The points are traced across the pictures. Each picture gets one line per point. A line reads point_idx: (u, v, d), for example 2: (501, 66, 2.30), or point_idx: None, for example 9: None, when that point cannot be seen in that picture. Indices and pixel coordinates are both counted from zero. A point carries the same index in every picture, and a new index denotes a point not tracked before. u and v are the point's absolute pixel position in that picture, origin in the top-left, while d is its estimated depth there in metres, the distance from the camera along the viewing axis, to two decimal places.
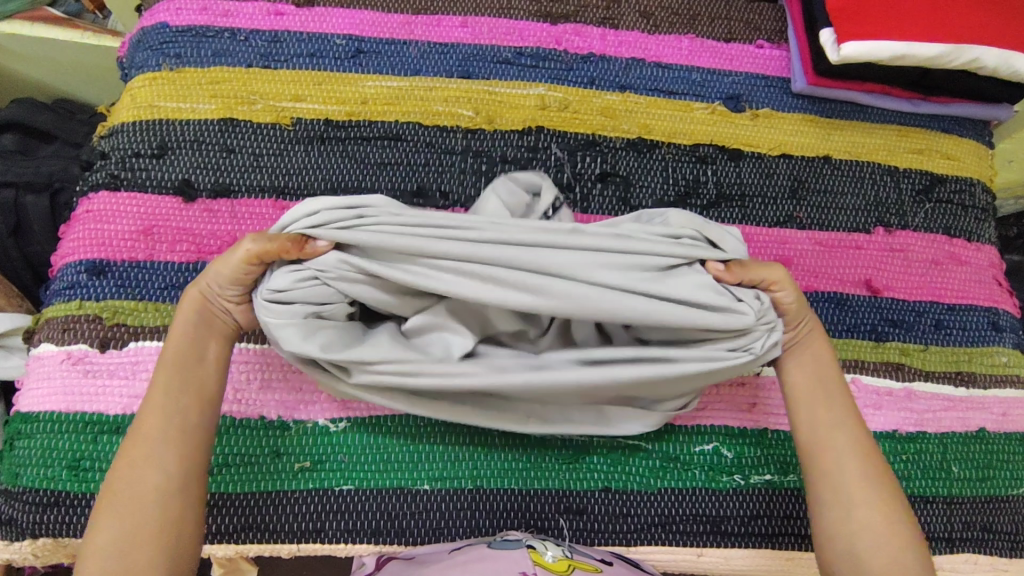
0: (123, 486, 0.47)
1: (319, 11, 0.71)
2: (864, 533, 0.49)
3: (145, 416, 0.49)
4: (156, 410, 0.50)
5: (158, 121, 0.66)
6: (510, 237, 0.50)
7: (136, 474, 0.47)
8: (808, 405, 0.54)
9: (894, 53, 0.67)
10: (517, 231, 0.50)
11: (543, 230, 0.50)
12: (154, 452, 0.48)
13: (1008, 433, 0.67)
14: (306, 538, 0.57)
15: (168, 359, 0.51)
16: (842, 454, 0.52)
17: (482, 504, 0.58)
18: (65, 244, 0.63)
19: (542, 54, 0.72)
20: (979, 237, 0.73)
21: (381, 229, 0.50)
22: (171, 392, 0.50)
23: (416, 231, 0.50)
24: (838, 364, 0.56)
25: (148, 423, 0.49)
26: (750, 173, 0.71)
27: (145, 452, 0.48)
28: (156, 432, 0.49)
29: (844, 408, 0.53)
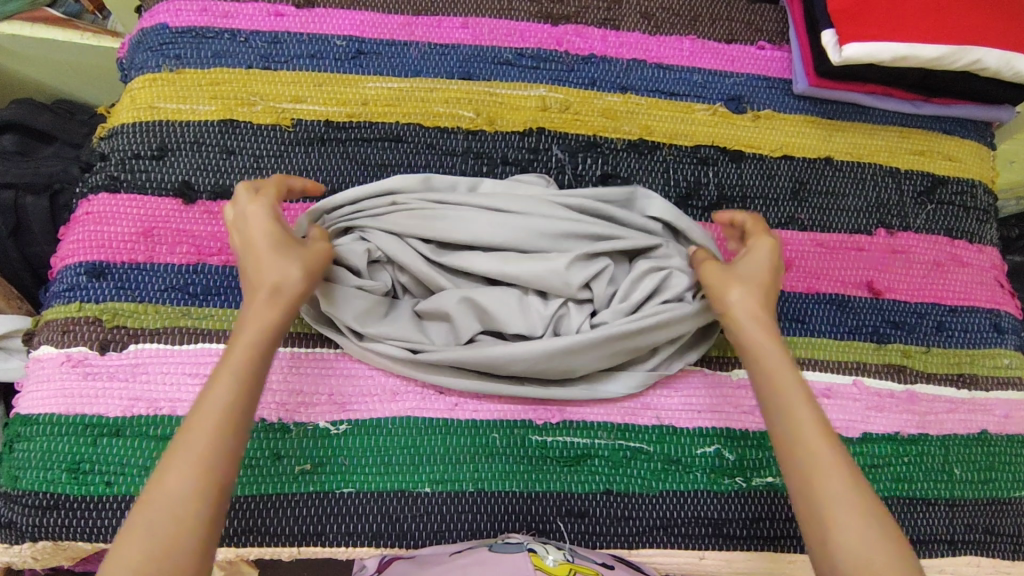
0: (161, 500, 0.42)
1: (319, 12, 0.71)
2: (859, 555, 0.43)
3: (197, 423, 0.45)
4: (213, 421, 0.45)
5: (158, 122, 0.66)
6: (524, 209, 0.62)
7: (179, 487, 0.43)
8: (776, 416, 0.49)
9: (897, 54, 0.67)
10: (531, 206, 0.62)
11: (553, 206, 0.62)
12: (204, 467, 0.44)
13: (1011, 435, 0.67)
14: (306, 540, 0.57)
15: (234, 363, 0.48)
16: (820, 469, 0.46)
17: (483, 507, 0.58)
18: (64, 246, 0.63)
19: (543, 56, 0.72)
20: (980, 238, 0.73)
21: (422, 205, 0.62)
22: (234, 400, 0.46)
23: (449, 207, 0.62)
24: (798, 369, 0.51)
25: (198, 432, 0.45)
26: (752, 174, 0.71)
27: (190, 463, 0.44)
28: (209, 444, 0.44)
29: (814, 413, 0.48)
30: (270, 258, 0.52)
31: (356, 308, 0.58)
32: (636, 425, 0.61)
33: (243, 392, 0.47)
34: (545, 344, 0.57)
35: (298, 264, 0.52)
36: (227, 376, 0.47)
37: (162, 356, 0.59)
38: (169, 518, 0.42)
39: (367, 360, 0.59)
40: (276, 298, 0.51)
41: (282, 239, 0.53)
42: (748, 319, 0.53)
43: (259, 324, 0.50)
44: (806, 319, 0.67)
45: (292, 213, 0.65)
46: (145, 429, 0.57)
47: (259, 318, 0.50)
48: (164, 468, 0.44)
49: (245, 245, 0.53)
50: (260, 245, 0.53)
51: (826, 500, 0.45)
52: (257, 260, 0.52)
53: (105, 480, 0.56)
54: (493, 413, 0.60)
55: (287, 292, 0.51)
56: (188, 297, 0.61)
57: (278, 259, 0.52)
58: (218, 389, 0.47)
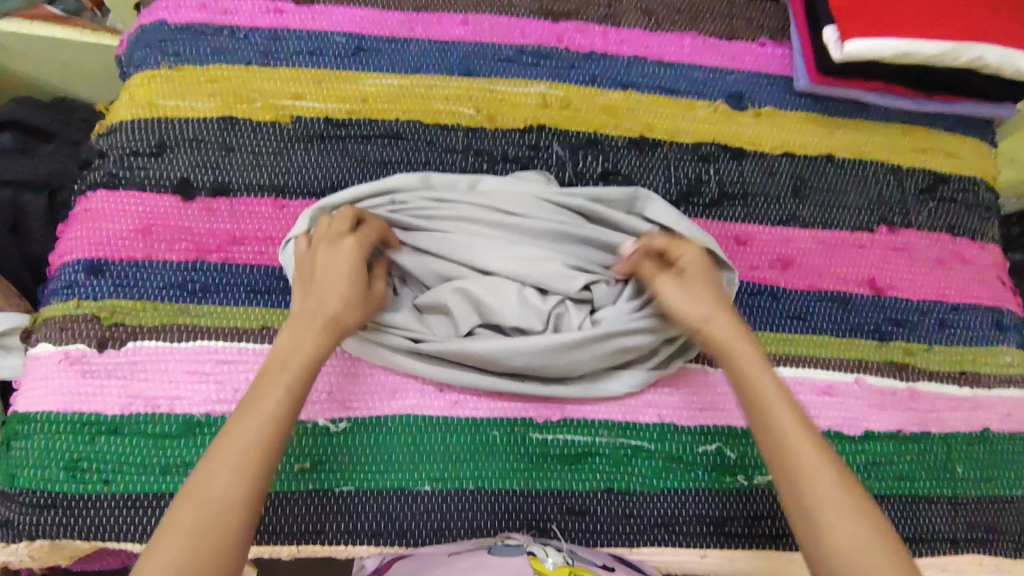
0: (203, 505, 0.43)
1: (318, 9, 0.71)
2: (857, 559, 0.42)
3: (244, 432, 0.46)
4: (260, 433, 0.46)
5: (157, 119, 0.66)
6: (522, 211, 0.62)
7: (220, 496, 0.43)
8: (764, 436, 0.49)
9: (898, 51, 0.67)
10: (530, 209, 0.62)
11: (551, 210, 0.63)
12: (248, 481, 0.44)
13: (1014, 433, 0.67)
14: (306, 539, 0.56)
15: (286, 380, 0.49)
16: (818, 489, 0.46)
17: (484, 505, 0.57)
18: (62, 243, 0.63)
19: (543, 52, 0.72)
20: (982, 235, 0.73)
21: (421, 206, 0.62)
22: (280, 417, 0.47)
23: (446, 209, 0.62)
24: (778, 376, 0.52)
25: (244, 443, 0.46)
26: (753, 171, 0.70)
27: (234, 475, 0.44)
28: (256, 459, 0.45)
29: (803, 425, 0.49)
30: (342, 295, 0.53)
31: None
32: (637, 423, 0.61)
33: (289, 412, 0.48)
34: (543, 339, 0.57)
35: (362, 311, 0.55)
36: (278, 391, 0.48)
37: (160, 354, 0.59)
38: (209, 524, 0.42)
39: (367, 354, 0.59)
40: (333, 332, 0.53)
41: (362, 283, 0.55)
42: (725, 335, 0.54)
43: (312, 350, 0.51)
44: (808, 316, 0.67)
45: (291, 209, 0.65)
46: (143, 427, 0.57)
47: (313, 344, 0.51)
48: (209, 472, 0.44)
49: (323, 270, 0.54)
50: (340, 279, 0.54)
51: (828, 520, 0.44)
52: (329, 291, 0.53)
53: (104, 478, 0.56)
54: (494, 411, 0.60)
55: (341, 330, 0.53)
56: (186, 294, 0.61)
57: (347, 300, 0.54)
58: (268, 402, 0.48)
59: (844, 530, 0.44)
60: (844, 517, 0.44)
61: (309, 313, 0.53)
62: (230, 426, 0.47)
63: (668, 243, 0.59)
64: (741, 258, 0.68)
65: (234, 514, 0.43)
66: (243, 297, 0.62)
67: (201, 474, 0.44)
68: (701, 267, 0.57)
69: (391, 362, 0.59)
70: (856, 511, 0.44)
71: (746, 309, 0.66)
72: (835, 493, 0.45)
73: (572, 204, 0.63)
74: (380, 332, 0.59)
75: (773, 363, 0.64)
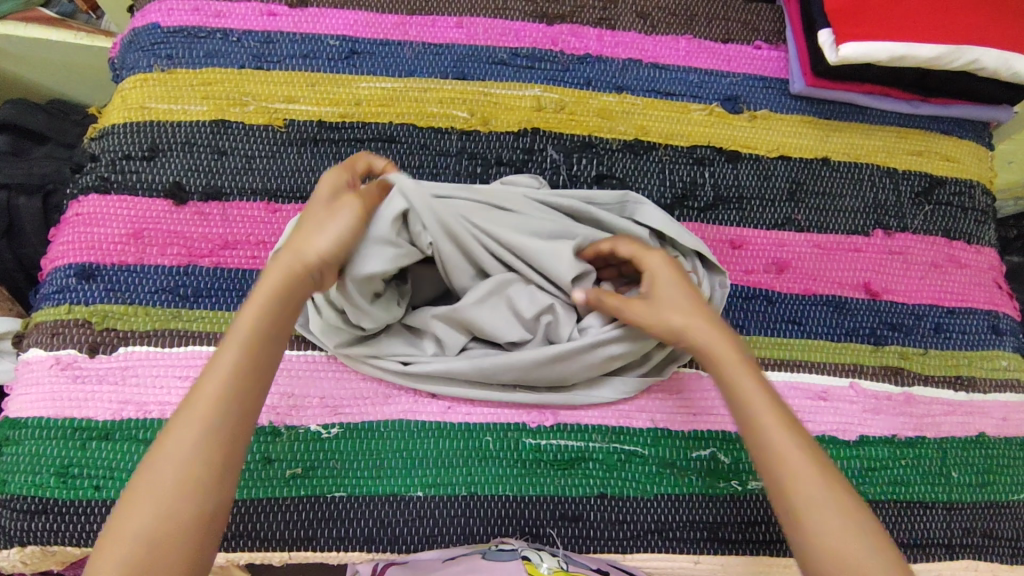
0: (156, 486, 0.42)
1: (312, 12, 0.70)
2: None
3: (197, 400, 0.44)
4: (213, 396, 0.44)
5: (149, 123, 0.66)
6: (518, 203, 0.59)
7: (171, 467, 0.42)
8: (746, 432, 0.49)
9: (893, 54, 0.67)
10: (525, 203, 0.60)
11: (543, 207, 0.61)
12: (201, 450, 0.43)
13: (1010, 438, 0.66)
14: (297, 545, 0.56)
15: (239, 336, 0.47)
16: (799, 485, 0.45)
17: (475, 511, 0.57)
18: (54, 247, 0.63)
19: (538, 56, 0.71)
20: (978, 239, 0.72)
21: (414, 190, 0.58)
22: (231, 379, 0.45)
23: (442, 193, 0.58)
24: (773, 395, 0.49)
25: (196, 409, 0.44)
26: (748, 175, 0.70)
27: (183, 447, 0.43)
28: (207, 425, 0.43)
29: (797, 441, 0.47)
30: (301, 227, 0.51)
31: (342, 332, 0.57)
32: (631, 428, 0.61)
33: (242, 369, 0.45)
34: (534, 353, 0.57)
35: (323, 232, 0.50)
36: (231, 348, 0.46)
37: (152, 359, 0.59)
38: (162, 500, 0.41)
39: (363, 373, 0.59)
40: (293, 265, 0.49)
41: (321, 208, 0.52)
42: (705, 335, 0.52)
43: (269, 290, 0.48)
44: (803, 320, 0.66)
45: (284, 214, 0.64)
46: (135, 432, 0.57)
47: (270, 286, 0.48)
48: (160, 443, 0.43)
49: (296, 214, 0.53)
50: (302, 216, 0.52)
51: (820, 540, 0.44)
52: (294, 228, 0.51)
53: (95, 484, 0.56)
54: (486, 416, 0.60)
55: (303, 260, 0.49)
56: (178, 299, 0.61)
57: (305, 230, 0.51)
58: (221, 361, 0.46)
59: (826, 522, 0.44)
60: (824, 510, 0.44)
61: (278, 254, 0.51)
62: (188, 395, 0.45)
63: (633, 252, 0.56)
64: (736, 262, 0.67)
65: (187, 485, 0.42)
66: (236, 302, 0.61)
67: (158, 443, 0.43)
68: (674, 272, 0.55)
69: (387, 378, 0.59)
70: (837, 504, 0.44)
71: (742, 313, 0.66)
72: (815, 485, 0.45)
73: (560, 202, 0.61)
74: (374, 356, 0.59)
75: (768, 367, 0.64)
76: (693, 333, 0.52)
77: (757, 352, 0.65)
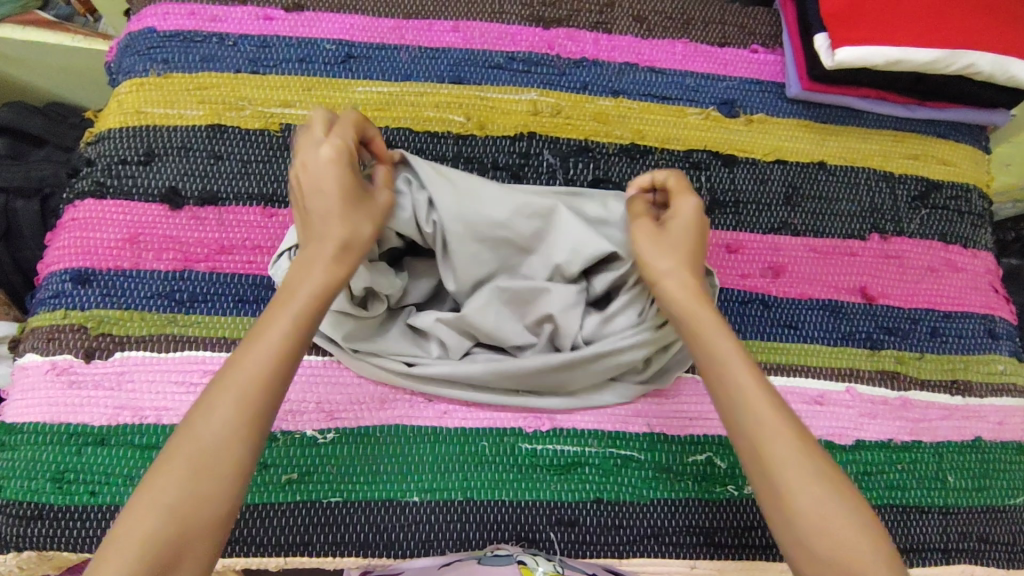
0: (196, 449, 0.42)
1: (308, 16, 0.70)
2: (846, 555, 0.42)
3: (245, 368, 0.45)
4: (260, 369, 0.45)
5: (145, 128, 0.66)
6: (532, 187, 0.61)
7: (209, 436, 0.43)
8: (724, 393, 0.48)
9: (889, 58, 0.67)
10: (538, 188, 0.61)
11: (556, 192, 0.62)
12: (241, 422, 0.43)
13: (1006, 442, 0.66)
14: (293, 551, 0.56)
15: (293, 309, 0.47)
16: (776, 448, 0.45)
17: (471, 516, 0.57)
18: (50, 252, 0.63)
19: (534, 59, 0.71)
20: (974, 242, 0.72)
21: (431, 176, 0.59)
22: (279, 358, 0.46)
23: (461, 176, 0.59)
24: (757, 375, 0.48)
25: (240, 380, 0.44)
26: (744, 178, 0.70)
27: (227, 420, 0.43)
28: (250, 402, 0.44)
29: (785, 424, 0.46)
30: (335, 215, 0.50)
31: (347, 328, 0.57)
32: (627, 432, 0.61)
33: (290, 350, 0.46)
34: (538, 361, 0.57)
35: (365, 221, 0.51)
36: (280, 325, 0.47)
37: (148, 364, 0.59)
38: (194, 469, 0.42)
39: (362, 375, 0.59)
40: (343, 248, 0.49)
41: (353, 191, 0.51)
42: (686, 296, 0.52)
43: (321, 274, 0.49)
44: (799, 325, 0.66)
45: (280, 218, 0.64)
46: (131, 438, 0.57)
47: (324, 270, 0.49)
48: (206, 404, 0.44)
49: (312, 192, 0.51)
50: (330, 197, 0.50)
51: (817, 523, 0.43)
52: (324, 212, 0.50)
53: (90, 490, 0.56)
54: (484, 421, 0.60)
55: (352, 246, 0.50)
56: (173, 304, 0.61)
57: (340, 214, 0.50)
58: (274, 333, 0.46)
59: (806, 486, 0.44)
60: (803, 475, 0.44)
61: (314, 239, 0.50)
62: (233, 359, 0.46)
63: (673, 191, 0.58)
64: (732, 266, 0.67)
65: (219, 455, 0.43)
66: (231, 306, 0.61)
67: (202, 408, 0.44)
68: (687, 231, 0.55)
69: (389, 381, 0.59)
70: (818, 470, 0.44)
71: (738, 317, 0.66)
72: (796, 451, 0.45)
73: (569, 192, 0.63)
74: (377, 358, 0.59)
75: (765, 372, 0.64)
76: (668, 288, 0.52)
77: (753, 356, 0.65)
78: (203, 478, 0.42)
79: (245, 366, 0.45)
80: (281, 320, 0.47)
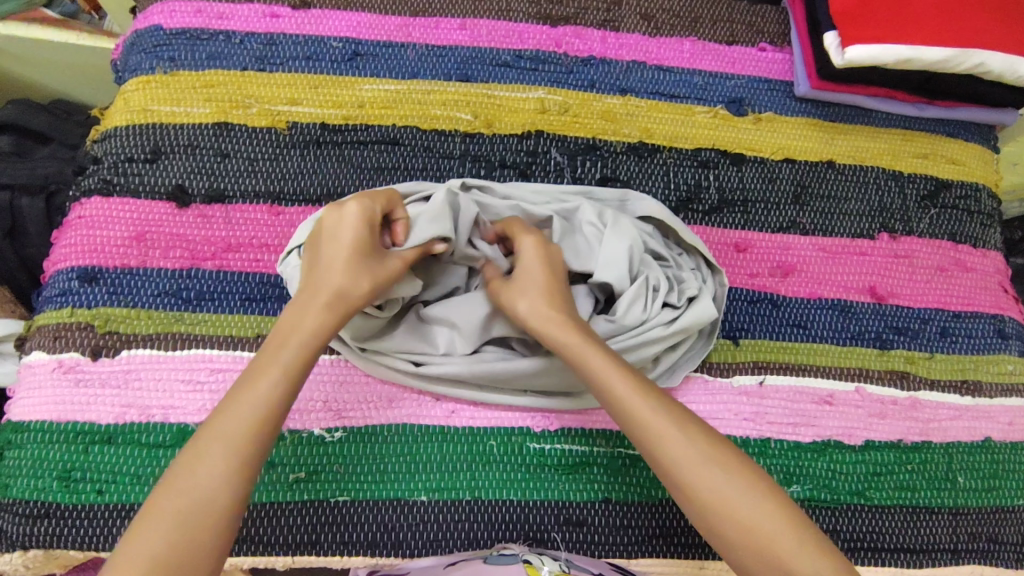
0: (187, 497, 0.42)
1: (314, 14, 0.70)
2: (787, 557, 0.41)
3: (236, 417, 0.45)
4: (250, 420, 0.45)
5: (152, 125, 0.65)
6: (548, 192, 0.63)
7: (197, 486, 0.42)
8: (622, 421, 0.48)
9: (900, 57, 0.66)
10: (555, 191, 0.64)
11: (571, 192, 0.64)
12: (235, 472, 0.43)
13: (1015, 443, 0.66)
14: (301, 550, 0.56)
15: (285, 362, 0.47)
16: (675, 461, 0.45)
17: (480, 516, 0.57)
18: (56, 250, 0.62)
19: (541, 57, 0.71)
20: (984, 242, 0.72)
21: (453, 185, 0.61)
22: (269, 409, 0.45)
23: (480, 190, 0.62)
24: (653, 395, 0.48)
25: (227, 432, 0.44)
26: (753, 178, 0.70)
27: (216, 469, 0.43)
28: (242, 450, 0.44)
29: (693, 443, 0.46)
30: (339, 267, 0.50)
31: (358, 326, 0.57)
32: None
33: (280, 401, 0.46)
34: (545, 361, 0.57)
35: (367, 279, 0.51)
36: (272, 376, 0.47)
37: (154, 363, 0.58)
38: (180, 524, 0.41)
39: (370, 372, 0.59)
40: (337, 303, 0.50)
41: (364, 248, 0.51)
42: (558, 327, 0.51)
43: (312, 327, 0.49)
44: (808, 324, 0.66)
45: (288, 216, 0.64)
46: (139, 436, 0.56)
47: (314, 324, 0.49)
48: (197, 453, 0.43)
49: (327, 240, 0.52)
50: (339, 248, 0.51)
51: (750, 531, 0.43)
52: (330, 262, 0.51)
53: (97, 488, 0.55)
54: (492, 421, 0.59)
55: (346, 304, 0.50)
56: (181, 302, 0.61)
57: (348, 269, 0.50)
58: (266, 382, 0.46)
59: (715, 490, 0.44)
60: (715, 487, 0.44)
61: (312, 284, 0.50)
62: (224, 408, 0.45)
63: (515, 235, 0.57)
64: (740, 266, 0.67)
65: (210, 507, 0.42)
66: (239, 305, 0.61)
67: (189, 457, 0.44)
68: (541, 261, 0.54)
69: (397, 378, 0.59)
70: (729, 476, 0.44)
71: (746, 317, 0.66)
72: (698, 457, 0.45)
73: (582, 192, 0.64)
74: (384, 355, 0.59)
75: (774, 372, 0.64)
76: (545, 330, 0.52)
77: (762, 356, 0.64)
78: (189, 528, 0.41)
79: (236, 416, 0.45)
80: (273, 369, 0.47)
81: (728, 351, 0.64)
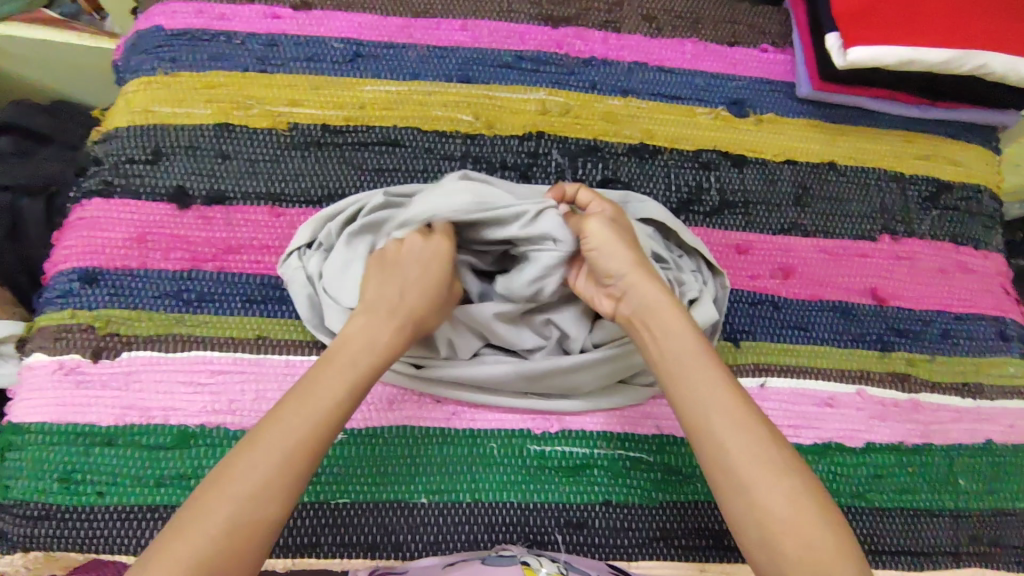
0: (236, 500, 0.41)
1: (316, 15, 0.70)
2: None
3: (295, 419, 0.44)
4: (309, 426, 0.44)
5: (153, 126, 0.65)
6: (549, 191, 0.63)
7: (247, 486, 0.41)
8: (699, 392, 0.46)
9: (902, 58, 0.66)
10: None
11: None
12: (286, 479, 0.42)
13: (1017, 446, 0.66)
14: (301, 552, 0.56)
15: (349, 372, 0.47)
16: (744, 450, 0.43)
17: (481, 518, 0.57)
18: (57, 251, 0.62)
19: (542, 58, 0.71)
20: (985, 244, 0.72)
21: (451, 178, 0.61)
22: (328, 417, 0.45)
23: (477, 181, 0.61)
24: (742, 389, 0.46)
25: (283, 433, 0.43)
26: (754, 179, 0.70)
27: (267, 472, 0.42)
28: (298, 456, 0.43)
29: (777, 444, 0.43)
30: (417, 293, 0.51)
31: None
32: (636, 435, 0.60)
33: (339, 412, 0.46)
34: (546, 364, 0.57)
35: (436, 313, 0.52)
36: (337, 384, 0.46)
37: (155, 364, 0.58)
38: (229, 528, 0.40)
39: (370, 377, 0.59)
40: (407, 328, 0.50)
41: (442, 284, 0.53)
42: (648, 292, 0.50)
43: (379, 344, 0.49)
44: (809, 326, 0.66)
45: (288, 218, 0.64)
46: (140, 438, 0.56)
47: (384, 339, 0.49)
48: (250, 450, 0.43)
49: (403, 264, 0.52)
50: (418, 275, 0.52)
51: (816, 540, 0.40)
52: (407, 286, 0.51)
53: (99, 490, 0.55)
54: (492, 423, 0.59)
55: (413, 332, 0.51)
56: (182, 303, 0.61)
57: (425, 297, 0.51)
58: (327, 389, 0.46)
59: (780, 484, 0.42)
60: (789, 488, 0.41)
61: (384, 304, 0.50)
62: (281, 409, 0.45)
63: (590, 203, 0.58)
64: (741, 267, 0.67)
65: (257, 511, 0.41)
66: (240, 306, 0.61)
67: (241, 453, 0.43)
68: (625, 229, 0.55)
69: (398, 382, 0.59)
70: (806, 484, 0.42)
71: (748, 318, 0.65)
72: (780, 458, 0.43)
73: None
74: None
75: (774, 374, 0.63)
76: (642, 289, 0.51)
77: (763, 358, 0.64)
78: (234, 532, 0.40)
79: (296, 419, 0.44)
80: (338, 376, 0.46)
81: (728, 352, 0.64)
